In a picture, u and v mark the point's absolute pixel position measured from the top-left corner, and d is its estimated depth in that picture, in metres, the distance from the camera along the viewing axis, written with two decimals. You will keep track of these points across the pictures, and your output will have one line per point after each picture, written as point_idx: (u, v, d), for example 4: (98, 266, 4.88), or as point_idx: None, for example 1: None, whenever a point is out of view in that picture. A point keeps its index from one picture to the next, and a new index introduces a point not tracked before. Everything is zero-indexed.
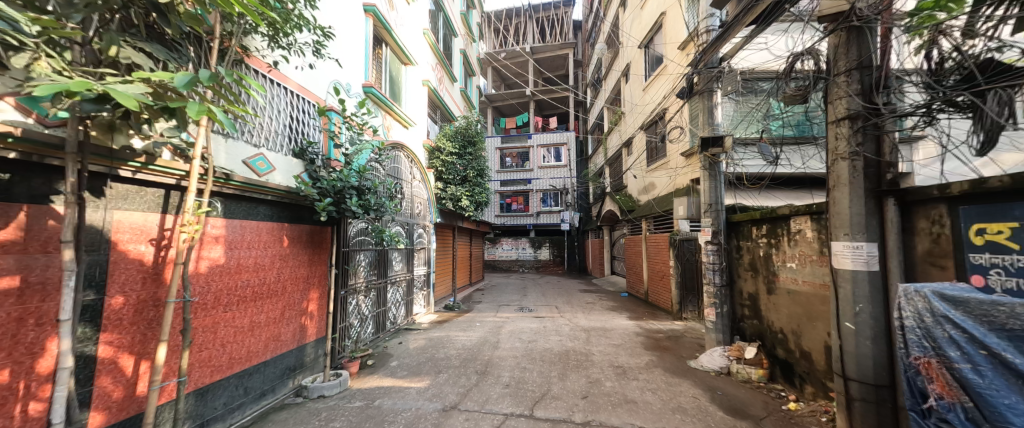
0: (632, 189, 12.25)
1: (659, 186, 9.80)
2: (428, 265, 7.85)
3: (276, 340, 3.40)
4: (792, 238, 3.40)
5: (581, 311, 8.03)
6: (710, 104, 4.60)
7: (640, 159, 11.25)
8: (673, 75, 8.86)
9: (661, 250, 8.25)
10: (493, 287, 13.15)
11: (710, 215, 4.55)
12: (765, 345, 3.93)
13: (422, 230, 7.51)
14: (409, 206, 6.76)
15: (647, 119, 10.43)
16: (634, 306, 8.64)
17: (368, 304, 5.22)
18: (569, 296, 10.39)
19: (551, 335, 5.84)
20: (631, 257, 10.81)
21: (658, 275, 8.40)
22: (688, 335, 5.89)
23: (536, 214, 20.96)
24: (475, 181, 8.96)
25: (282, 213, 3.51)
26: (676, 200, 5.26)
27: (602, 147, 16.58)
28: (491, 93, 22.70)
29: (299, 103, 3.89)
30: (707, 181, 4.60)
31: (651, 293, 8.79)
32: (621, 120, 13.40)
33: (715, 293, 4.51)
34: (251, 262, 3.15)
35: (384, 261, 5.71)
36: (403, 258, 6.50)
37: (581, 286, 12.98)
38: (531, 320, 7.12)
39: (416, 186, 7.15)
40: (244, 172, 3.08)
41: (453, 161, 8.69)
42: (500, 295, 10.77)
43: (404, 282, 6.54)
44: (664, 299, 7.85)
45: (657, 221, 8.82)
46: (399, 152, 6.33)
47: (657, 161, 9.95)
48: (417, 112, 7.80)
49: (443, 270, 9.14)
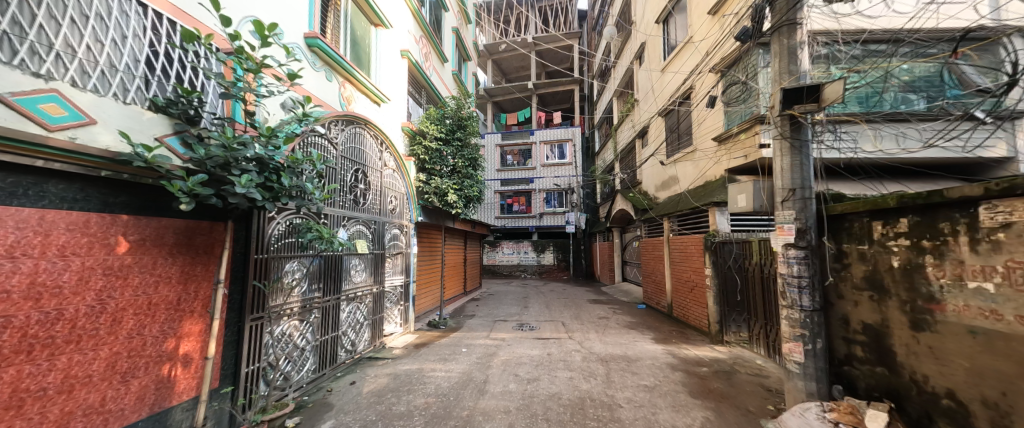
0: (648, 185, 10.84)
1: (683, 180, 8.37)
2: (406, 274, 6.48)
3: (80, 415, 1.97)
4: (985, 239, 1.95)
5: (593, 330, 6.59)
6: (794, 42, 3.12)
7: (657, 150, 9.79)
8: (701, 47, 7.46)
9: (689, 256, 6.82)
10: (491, 296, 11.72)
11: (793, 206, 3.10)
12: (904, 410, 2.44)
13: (396, 231, 6.12)
14: (376, 202, 5.37)
15: (667, 103, 9.03)
16: (657, 323, 7.15)
17: (308, 333, 3.79)
18: (577, 308, 8.92)
19: (558, 369, 4.41)
20: (650, 264, 9.32)
21: (686, 287, 6.95)
22: (740, 369, 4.41)
23: (540, 215, 19.53)
24: (465, 172, 7.37)
25: (113, 198, 2.11)
26: (734, 186, 3.63)
27: (611, 142, 15.23)
28: (491, 87, 21.37)
29: (160, 28, 2.52)
30: (788, 156, 3.14)
31: (677, 308, 7.33)
32: (634, 109, 12.00)
33: (803, 320, 3.05)
34: (19, 283, 1.75)
35: (337, 272, 4.30)
36: (368, 266, 5.11)
37: (590, 295, 11.48)
38: (532, 343, 5.69)
39: (387, 177, 5.74)
40: (4, 117, 1.70)
41: (438, 147, 7.10)
42: (497, 307, 9.32)
43: (370, 297, 5.14)
44: (697, 317, 6.38)
45: (683, 221, 7.38)
46: (360, 129, 4.95)
47: (680, 151, 8.54)
48: (393, 88, 6.43)
49: (427, 280, 7.70)
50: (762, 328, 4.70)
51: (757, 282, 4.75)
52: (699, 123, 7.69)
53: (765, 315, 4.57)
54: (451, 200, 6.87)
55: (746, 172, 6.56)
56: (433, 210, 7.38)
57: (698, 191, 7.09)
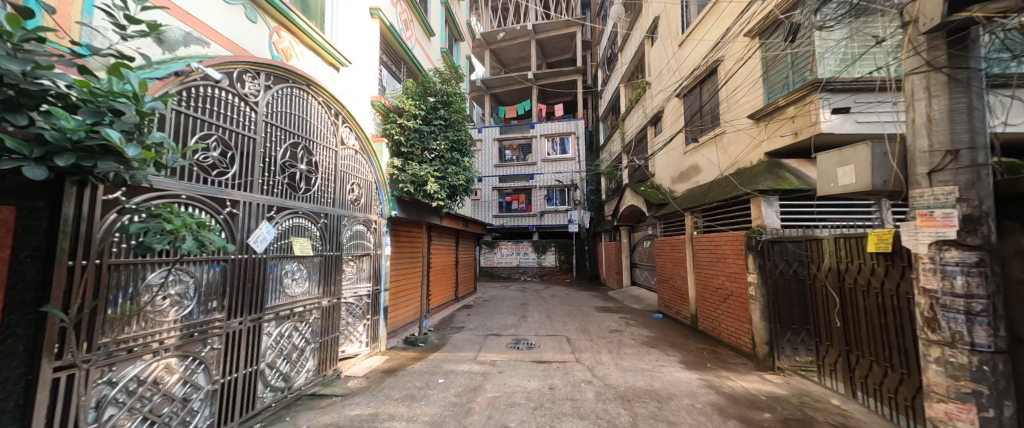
0: (661, 178, 9.63)
1: (709, 169, 7.15)
2: (376, 280, 5.28)
3: None
4: None
5: (605, 349, 5.38)
6: None
7: (675, 137, 8.56)
8: (732, 8, 6.25)
9: (721, 257, 5.63)
10: (487, 303, 10.54)
11: (953, 175, 1.88)
12: None
13: (361, 227, 4.95)
14: (330, 190, 4.18)
15: (687, 81, 7.83)
16: (682, 340, 5.94)
17: (201, 372, 2.66)
18: (583, 318, 7.72)
19: (565, 416, 3.21)
20: (666, 266, 8.10)
21: (718, 296, 5.74)
22: (815, 415, 3.18)
23: (540, 214, 18.36)
24: (451, 157, 5.99)
25: None
26: (833, 155, 2.44)
27: (618, 133, 13.99)
28: (489, 79, 20.21)
29: None
30: (943, 97, 1.93)
31: (706, 321, 6.12)
32: (644, 94, 10.79)
33: (975, 368, 1.83)
34: None
35: (259, 283, 3.13)
36: (316, 272, 3.93)
37: (597, 301, 10.25)
38: (530, 370, 4.48)
39: (345, 158, 4.53)
40: None
41: (417, 126, 5.84)
42: (490, 316, 8.12)
43: (321, 312, 3.97)
44: (735, 333, 5.18)
45: (710, 216, 6.17)
46: (302, 91, 3.74)
47: (704, 135, 7.33)
48: (359, 51, 5.21)
49: (405, 286, 6.48)
50: (837, 356, 3.50)
51: (831, 294, 3.56)
52: (729, 100, 6.48)
53: (844, 340, 3.37)
54: (430, 190, 5.47)
55: (792, 155, 5.34)
56: (412, 203, 6.18)
57: (731, 181, 5.88)
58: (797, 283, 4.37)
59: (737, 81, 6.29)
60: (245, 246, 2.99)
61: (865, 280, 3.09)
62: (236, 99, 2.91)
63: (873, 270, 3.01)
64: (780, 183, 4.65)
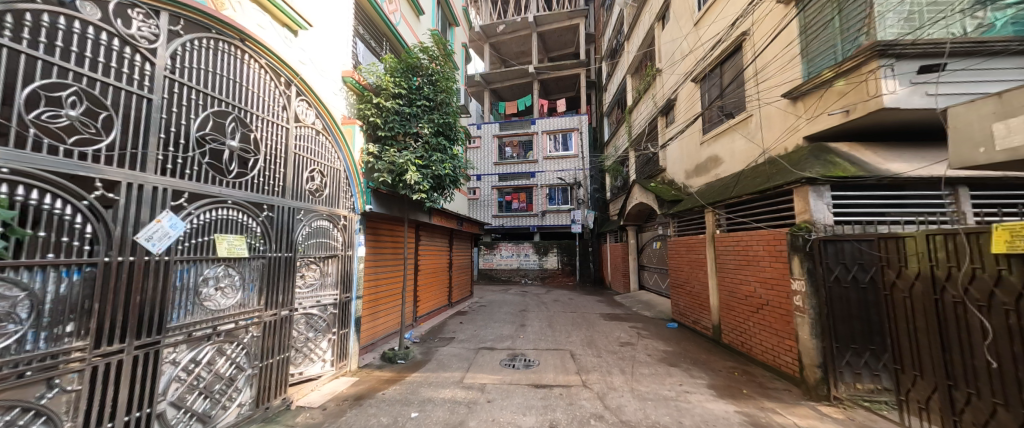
0: (674, 173, 8.79)
1: (733, 160, 6.31)
2: (345, 287, 4.47)
3: None
4: None
5: (617, 369, 4.53)
6: None
7: (691, 126, 7.72)
8: None
9: (753, 259, 4.78)
10: (484, 309, 9.70)
11: None
12: None
13: (326, 223, 4.15)
14: (280, 177, 3.39)
15: (706, 62, 7.00)
16: (705, 356, 5.08)
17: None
18: (589, 327, 6.87)
19: None
20: (681, 270, 7.26)
21: (749, 305, 4.89)
22: None
23: (542, 214, 17.56)
24: (437, 142, 5.15)
25: None
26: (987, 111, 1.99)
27: (624, 127, 13.15)
28: (489, 73, 19.46)
29: None
30: None
31: (734, 334, 5.27)
32: (654, 82, 9.96)
33: None
34: None
35: (156, 296, 2.32)
36: (257, 278, 3.13)
37: (603, 307, 9.39)
38: (526, 398, 3.64)
39: (303, 140, 3.72)
40: None
41: (397, 106, 5.02)
42: (485, 325, 7.28)
43: (264, 329, 3.17)
44: (774, 351, 4.33)
45: (737, 212, 5.34)
46: (234, 46, 2.91)
47: (728, 122, 6.47)
48: (324, 14, 4.38)
49: (383, 293, 5.64)
50: (931, 392, 2.65)
51: (919, 309, 2.72)
52: (758, 79, 5.66)
53: (946, 372, 2.52)
54: (410, 181, 4.64)
55: (839, 138, 4.50)
56: (392, 197, 5.36)
57: (763, 171, 5.05)
58: (857, 292, 3.54)
59: (768, 56, 5.45)
60: (130, 245, 2.19)
61: (984, 293, 2.25)
62: (114, 41, 2.13)
63: (998, 280, 2.16)
64: (831, 169, 3.82)
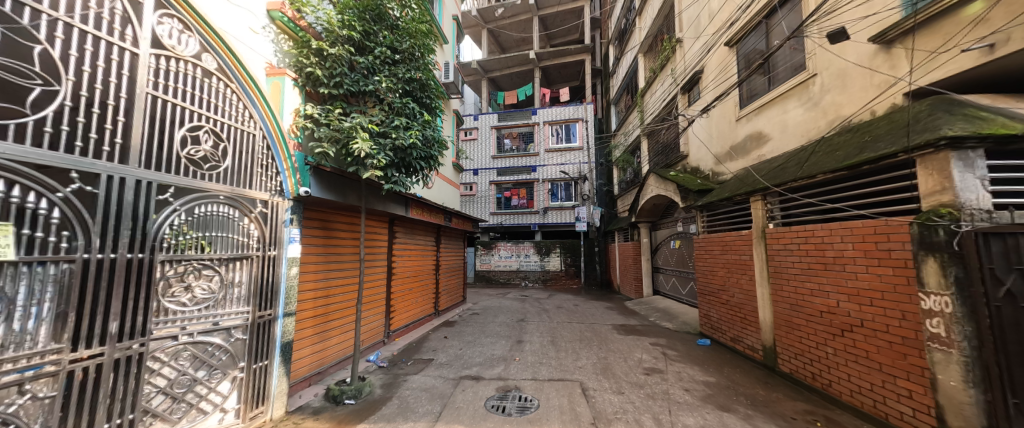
0: (700, 159, 7.44)
1: (787, 135, 4.96)
2: (270, 303, 3.19)
3: None
4: None
5: (648, 417, 3.23)
6: None
7: (724, 98, 6.38)
8: None
9: (840, 262, 3.44)
10: (476, 317, 8.39)
11: None
12: None
13: (226, 211, 2.83)
14: (112, 131, 2.15)
15: (747, 17, 5.65)
16: (764, 394, 3.76)
17: None
18: (602, 346, 5.57)
19: None
20: (713, 273, 5.93)
21: (829, 326, 3.56)
22: None
23: (544, 211, 16.27)
24: (402, 104, 3.82)
25: None
26: None
27: (635, 113, 11.83)
28: (486, 60, 18.16)
29: None
30: None
31: (802, 363, 3.95)
32: (673, 56, 8.62)
33: None
34: None
35: None
36: (55, 299, 1.98)
37: (614, 316, 8.08)
38: None
39: (171, 77, 2.45)
40: None
41: (349, 57, 3.69)
42: (475, 340, 5.97)
43: (70, 383, 2.01)
44: (881, 395, 3.04)
45: (803, 199, 4.00)
46: None
47: (780, 88, 5.12)
48: None
49: (336, 305, 4.32)
50: None
51: None
52: (827, 26, 4.33)
53: None
54: (362, 154, 3.30)
55: (965, 92, 3.19)
56: (347, 179, 4.03)
57: (844, 142, 3.72)
58: None
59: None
60: None
61: None
62: None
63: None
64: (985, 125, 2.50)
